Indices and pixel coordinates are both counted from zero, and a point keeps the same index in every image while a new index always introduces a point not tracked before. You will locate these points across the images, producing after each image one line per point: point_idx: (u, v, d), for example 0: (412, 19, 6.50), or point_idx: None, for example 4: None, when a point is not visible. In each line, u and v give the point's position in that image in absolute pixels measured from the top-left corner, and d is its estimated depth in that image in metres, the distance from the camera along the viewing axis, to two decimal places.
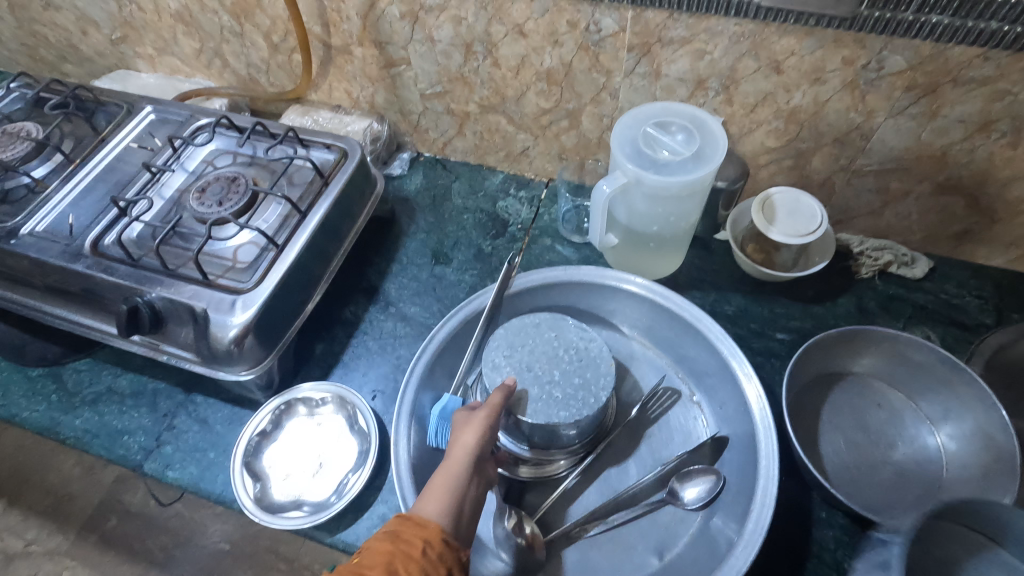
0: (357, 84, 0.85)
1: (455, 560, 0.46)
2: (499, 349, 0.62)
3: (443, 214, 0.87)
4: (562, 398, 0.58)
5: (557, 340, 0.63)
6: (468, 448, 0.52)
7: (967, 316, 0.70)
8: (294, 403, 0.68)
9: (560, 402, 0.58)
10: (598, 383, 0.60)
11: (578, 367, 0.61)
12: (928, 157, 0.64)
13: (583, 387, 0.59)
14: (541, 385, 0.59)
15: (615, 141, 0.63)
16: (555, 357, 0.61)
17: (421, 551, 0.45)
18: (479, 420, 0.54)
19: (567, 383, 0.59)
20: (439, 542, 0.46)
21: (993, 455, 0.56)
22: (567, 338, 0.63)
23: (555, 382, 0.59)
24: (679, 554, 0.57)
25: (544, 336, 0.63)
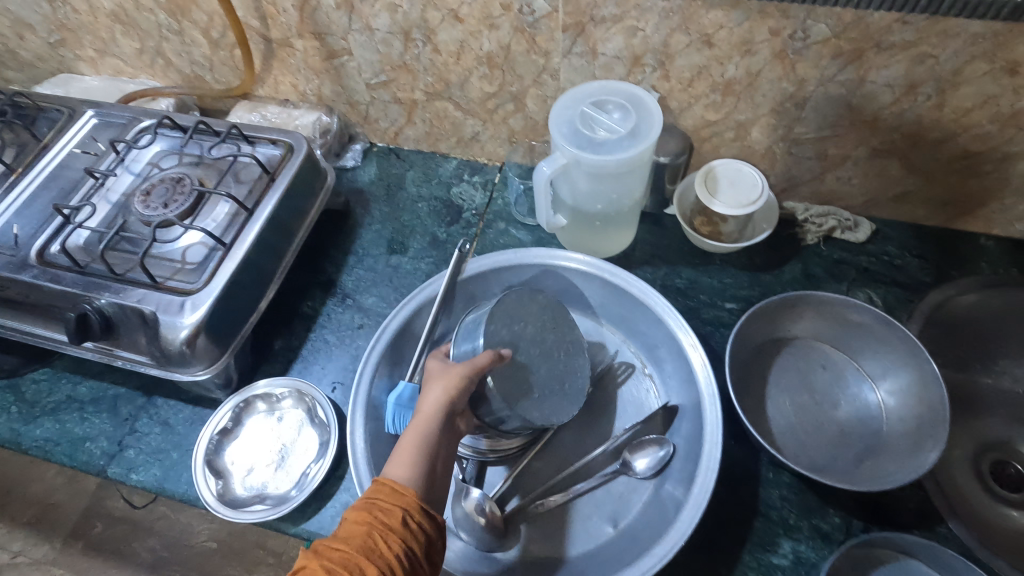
0: (301, 76, 0.85)
1: (432, 523, 0.49)
2: (502, 312, 0.62)
3: (398, 203, 0.87)
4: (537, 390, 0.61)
5: (546, 317, 0.65)
6: (437, 406, 0.53)
7: (908, 276, 0.72)
8: (253, 400, 0.69)
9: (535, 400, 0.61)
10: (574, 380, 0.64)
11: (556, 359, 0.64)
12: (861, 123, 0.65)
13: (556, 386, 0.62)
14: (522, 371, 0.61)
15: (553, 122, 0.63)
16: (545, 344, 0.63)
17: (400, 521, 0.47)
18: (455, 379, 0.55)
19: (547, 379, 0.62)
20: (417, 510, 0.48)
21: (926, 406, 0.58)
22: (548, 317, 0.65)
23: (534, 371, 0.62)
24: (633, 521, 0.59)
25: (537, 310, 0.65)
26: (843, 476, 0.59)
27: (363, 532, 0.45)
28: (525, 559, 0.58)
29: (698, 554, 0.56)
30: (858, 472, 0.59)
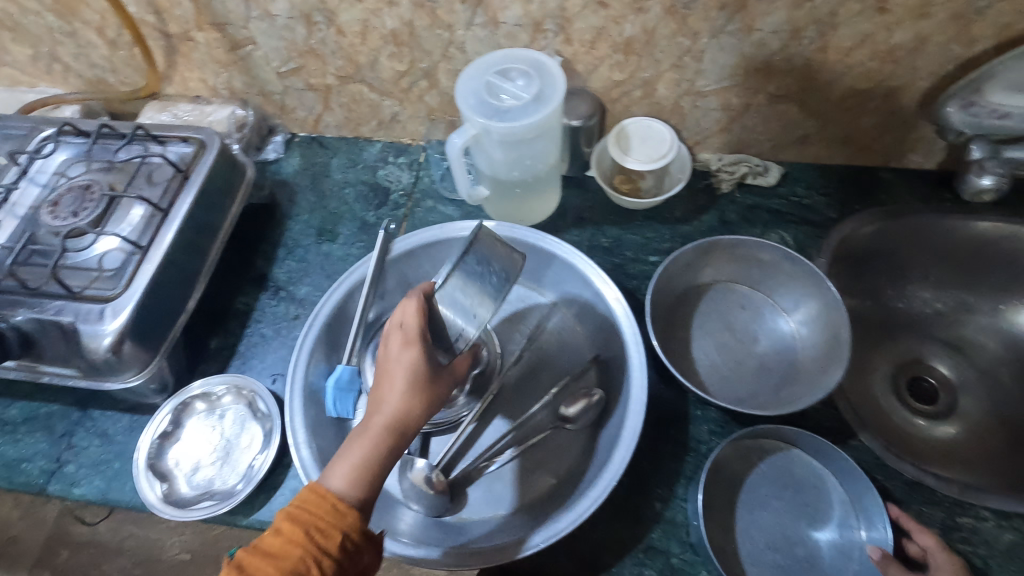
0: (209, 71, 0.83)
1: (371, 543, 0.47)
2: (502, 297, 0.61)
3: (324, 191, 0.87)
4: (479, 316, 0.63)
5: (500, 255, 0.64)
6: (412, 420, 0.50)
7: (816, 214, 0.77)
8: (191, 401, 0.69)
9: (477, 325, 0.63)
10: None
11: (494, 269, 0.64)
12: (755, 71, 0.68)
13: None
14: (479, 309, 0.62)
15: (460, 94, 0.64)
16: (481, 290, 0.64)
17: (337, 545, 0.45)
18: (436, 390, 0.52)
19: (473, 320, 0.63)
20: (357, 532, 0.46)
21: (832, 331, 0.62)
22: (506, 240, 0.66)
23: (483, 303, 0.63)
24: (572, 470, 0.62)
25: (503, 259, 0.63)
26: (763, 405, 0.63)
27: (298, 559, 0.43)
28: (474, 519, 0.61)
29: (636, 493, 0.60)
30: (777, 399, 0.63)
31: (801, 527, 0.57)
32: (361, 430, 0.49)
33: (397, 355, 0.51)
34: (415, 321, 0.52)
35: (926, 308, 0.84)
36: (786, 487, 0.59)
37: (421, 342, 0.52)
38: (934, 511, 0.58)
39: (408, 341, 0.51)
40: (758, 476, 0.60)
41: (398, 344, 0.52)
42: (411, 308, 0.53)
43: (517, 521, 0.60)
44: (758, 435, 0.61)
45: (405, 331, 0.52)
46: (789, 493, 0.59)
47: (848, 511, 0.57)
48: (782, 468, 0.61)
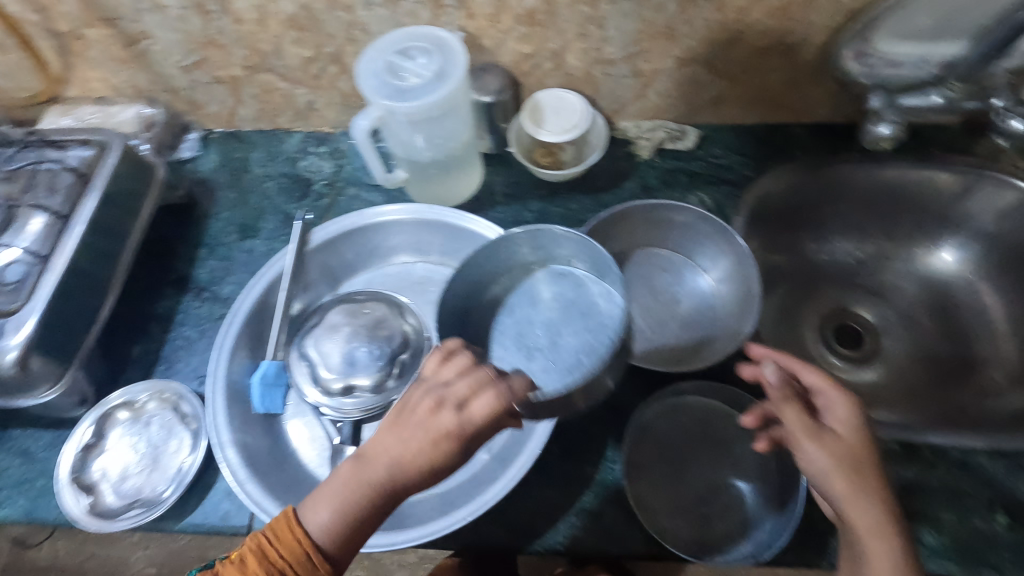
0: (108, 69, 0.79)
1: None
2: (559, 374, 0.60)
3: (244, 187, 0.84)
4: (551, 333, 0.64)
5: (595, 321, 0.63)
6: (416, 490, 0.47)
7: (733, 174, 0.78)
8: (114, 410, 0.67)
9: (525, 323, 0.66)
10: (586, 280, 0.66)
11: (597, 325, 0.63)
12: (659, 35, 0.68)
13: (562, 297, 0.66)
14: (557, 352, 0.63)
15: (360, 75, 0.62)
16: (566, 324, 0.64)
17: None
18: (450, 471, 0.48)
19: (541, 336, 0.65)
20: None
21: (747, 285, 0.64)
22: (596, 320, 0.63)
23: (573, 338, 0.63)
24: (503, 444, 0.63)
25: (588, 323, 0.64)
26: (686, 361, 0.65)
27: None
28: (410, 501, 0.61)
29: (567, 460, 0.61)
30: (700, 355, 0.65)
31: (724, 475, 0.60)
32: (362, 487, 0.46)
33: (432, 429, 0.46)
34: (479, 416, 0.46)
35: (848, 259, 0.86)
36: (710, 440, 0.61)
37: (463, 436, 0.46)
38: None
39: (453, 428, 0.45)
40: (685, 434, 0.62)
41: (443, 422, 0.46)
42: (486, 399, 0.46)
43: (451, 497, 0.60)
44: (682, 392, 0.63)
45: (461, 416, 0.45)
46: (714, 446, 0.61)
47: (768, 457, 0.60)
48: (707, 424, 0.62)
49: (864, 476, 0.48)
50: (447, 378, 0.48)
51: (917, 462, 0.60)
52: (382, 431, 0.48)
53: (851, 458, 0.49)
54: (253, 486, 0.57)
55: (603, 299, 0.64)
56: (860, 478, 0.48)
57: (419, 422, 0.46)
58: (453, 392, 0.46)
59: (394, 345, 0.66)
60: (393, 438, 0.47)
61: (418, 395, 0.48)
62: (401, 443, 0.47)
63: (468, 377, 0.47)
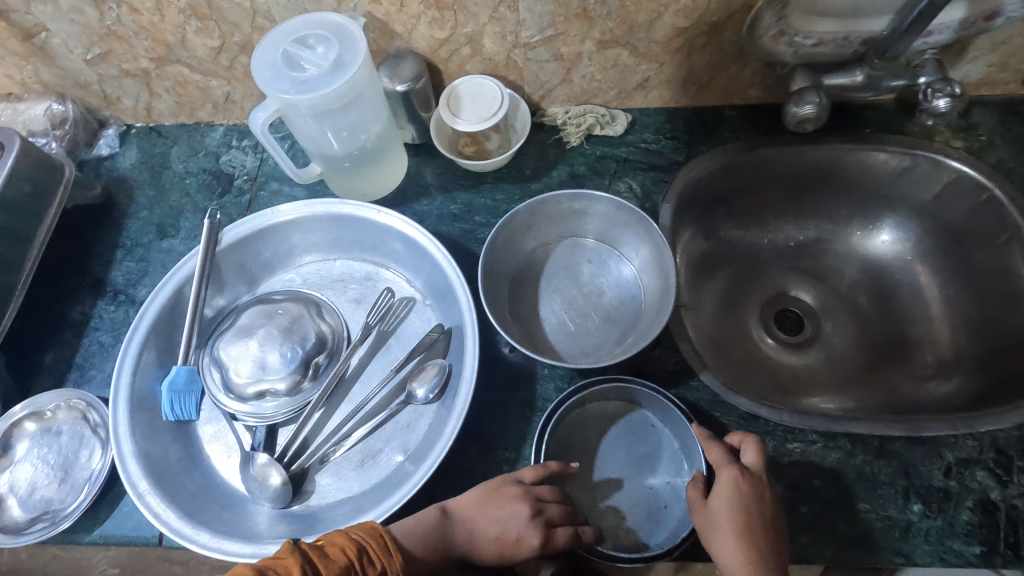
0: (11, 64, 0.76)
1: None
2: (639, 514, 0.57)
3: (164, 184, 0.81)
4: (626, 471, 0.59)
5: (655, 446, 0.60)
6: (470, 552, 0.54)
7: (662, 159, 0.76)
8: (21, 421, 0.65)
9: (606, 445, 0.60)
10: (665, 442, 0.60)
11: (664, 485, 0.58)
12: (575, 17, 0.66)
13: (642, 440, 0.60)
14: (625, 493, 0.58)
15: (255, 67, 0.59)
16: (631, 451, 0.60)
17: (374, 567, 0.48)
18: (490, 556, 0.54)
19: (613, 457, 0.60)
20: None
21: (666, 274, 0.63)
22: (660, 450, 0.60)
23: (640, 485, 0.58)
24: (418, 445, 0.61)
25: (647, 446, 0.60)
26: (607, 356, 0.63)
27: (344, 564, 0.47)
28: (323, 504, 0.60)
29: (485, 459, 0.59)
30: (620, 349, 0.63)
31: (638, 477, 0.59)
32: (442, 541, 0.53)
33: (521, 520, 0.52)
34: (560, 545, 0.52)
35: (791, 242, 0.84)
36: (633, 444, 0.60)
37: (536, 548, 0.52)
38: (767, 441, 0.59)
39: (537, 544, 0.52)
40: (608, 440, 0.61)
41: (533, 534, 0.52)
42: (567, 532, 0.53)
43: (362, 501, 0.58)
44: (601, 399, 0.62)
45: (548, 539, 0.52)
46: (635, 448, 0.60)
47: (678, 457, 0.59)
48: (629, 433, 0.61)
49: (740, 545, 0.49)
50: (542, 494, 0.54)
51: (837, 450, 0.58)
52: (468, 498, 0.55)
53: (726, 527, 0.50)
54: (154, 496, 0.56)
55: (670, 467, 0.59)
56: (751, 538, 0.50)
57: (514, 520, 0.52)
58: (549, 512, 0.53)
59: (308, 347, 0.64)
60: (484, 502, 0.54)
61: (518, 504, 0.53)
62: (486, 526, 0.53)
63: (561, 506, 0.54)
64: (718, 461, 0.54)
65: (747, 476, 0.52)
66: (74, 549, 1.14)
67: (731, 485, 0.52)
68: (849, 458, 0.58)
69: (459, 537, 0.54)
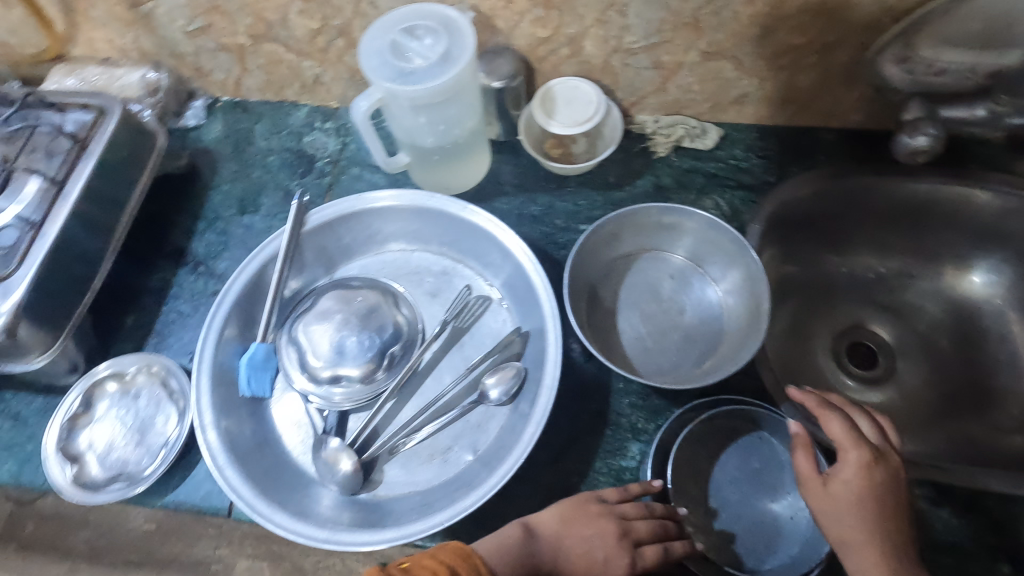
0: (113, 30, 0.77)
1: None
2: (760, 534, 0.56)
3: (247, 159, 0.82)
4: (745, 489, 0.58)
5: (769, 463, 0.59)
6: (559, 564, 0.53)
7: (752, 178, 0.74)
8: (102, 381, 0.67)
9: (720, 463, 0.59)
10: (777, 455, 0.59)
11: (785, 501, 0.57)
12: (684, 26, 0.64)
13: (754, 458, 0.59)
14: (744, 513, 0.57)
15: (363, 54, 0.59)
16: (747, 469, 0.59)
17: None
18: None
19: (728, 475, 0.59)
20: None
21: (756, 301, 0.61)
22: (775, 465, 0.59)
23: (761, 504, 0.57)
24: (490, 447, 0.61)
25: (761, 463, 0.59)
26: (686, 377, 0.62)
27: None
28: (391, 496, 0.60)
29: (554, 468, 0.59)
30: (699, 371, 0.62)
31: (757, 495, 0.57)
32: (528, 559, 0.52)
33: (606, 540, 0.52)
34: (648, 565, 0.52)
35: (870, 273, 0.81)
36: (748, 460, 0.59)
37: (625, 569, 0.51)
38: None
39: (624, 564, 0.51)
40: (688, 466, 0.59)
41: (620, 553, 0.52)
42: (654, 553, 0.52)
43: (430, 498, 0.59)
44: (712, 417, 0.60)
45: (636, 559, 0.51)
46: (749, 465, 0.59)
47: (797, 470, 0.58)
48: (742, 451, 0.59)
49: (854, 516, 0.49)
50: (626, 511, 0.54)
51: (922, 499, 0.56)
52: (553, 515, 0.54)
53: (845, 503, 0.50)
54: (232, 470, 0.57)
55: (790, 481, 0.58)
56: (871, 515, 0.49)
57: (599, 539, 0.52)
58: (636, 531, 0.52)
59: (385, 337, 0.64)
60: (572, 516, 0.53)
61: (607, 523, 0.52)
62: (574, 547, 0.53)
63: (649, 522, 0.53)
64: (844, 437, 0.51)
65: (879, 462, 0.50)
66: None
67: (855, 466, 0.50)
68: (934, 509, 0.56)
69: (545, 552, 0.53)
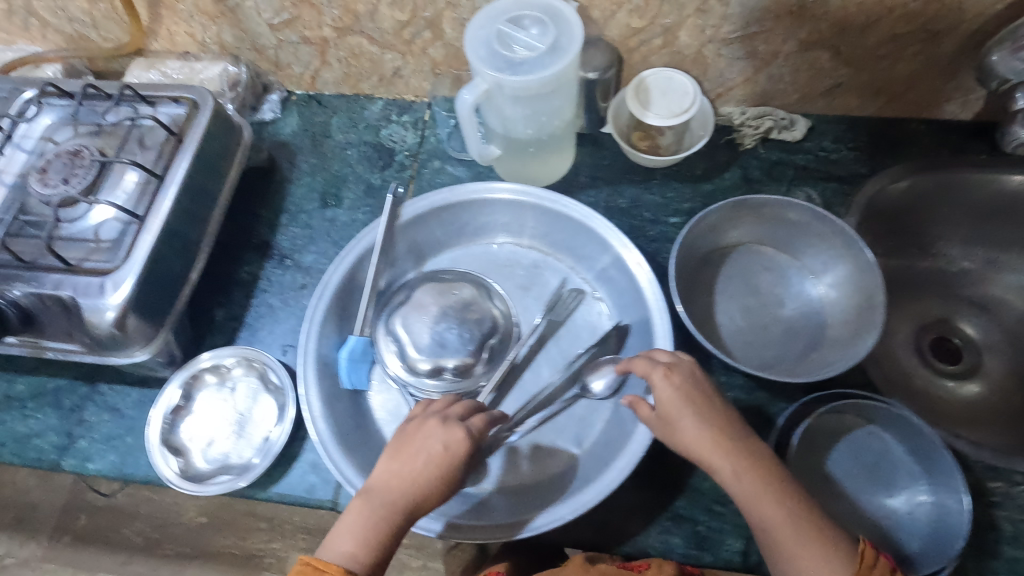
0: (196, 24, 0.77)
1: None
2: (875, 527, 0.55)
3: (326, 152, 0.82)
4: (858, 484, 0.58)
5: (881, 459, 0.59)
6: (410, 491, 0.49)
7: (844, 170, 0.73)
8: (201, 373, 0.67)
9: (832, 458, 0.59)
10: (891, 451, 0.58)
11: (902, 496, 0.56)
12: (787, 15, 0.63)
13: (865, 453, 0.59)
14: (860, 508, 0.57)
15: (468, 45, 0.59)
16: (858, 464, 0.59)
17: None
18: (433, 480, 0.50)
19: (840, 469, 0.58)
20: None
21: (865, 294, 0.61)
22: (889, 459, 0.58)
23: (876, 499, 0.57)
24: (596, 440, 0.61)
25: (873, 458, 0.59)
26: (791, 370, 0.62)
27: None
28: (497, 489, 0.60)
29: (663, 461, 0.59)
30: (804, 365, 0.62)
31: (871, 490, 0.57)
32: (381, 509, 0.49)
33: (434, 433, 0.52)
34: (480, 429, 0.54)
35: (954, 267, 0.80)
36: (860, 455, 0.59)
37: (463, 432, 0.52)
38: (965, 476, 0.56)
39: (463, 436, 0.52)
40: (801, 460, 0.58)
41: (453, 433, 0.52)
42: (478, 419, 0.54)
43: (538, 491, 0.59)
44: (824, 413, 0.59)
45: (466, 427, 0.53)
46: (861, 460, 0.59)
47: (915, 467, 0.57)
48: (853, 446, 0.59)
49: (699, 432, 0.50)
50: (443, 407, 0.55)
51: None
52: (383, 470, 0.51)
53: (684, 419, 0.50)
54: (344, 462, 0.57)
55: (905, 475, 0.57)
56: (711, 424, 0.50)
57: (427, 438, 0.51)
58: (452, 411, 0.54)
59: (484, 329, 0.64)
60: (399, 446, 0.52)
61: (429, 425, 0.52)
62: (407, 470, 0.50)
63: (465, 404, 0.56)
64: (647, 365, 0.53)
65: (676, 369, 0.52)
66: (165, 493, 1.25)
67: (665, 383, 0.51)
68: None
69: (393, 495, 0.49)
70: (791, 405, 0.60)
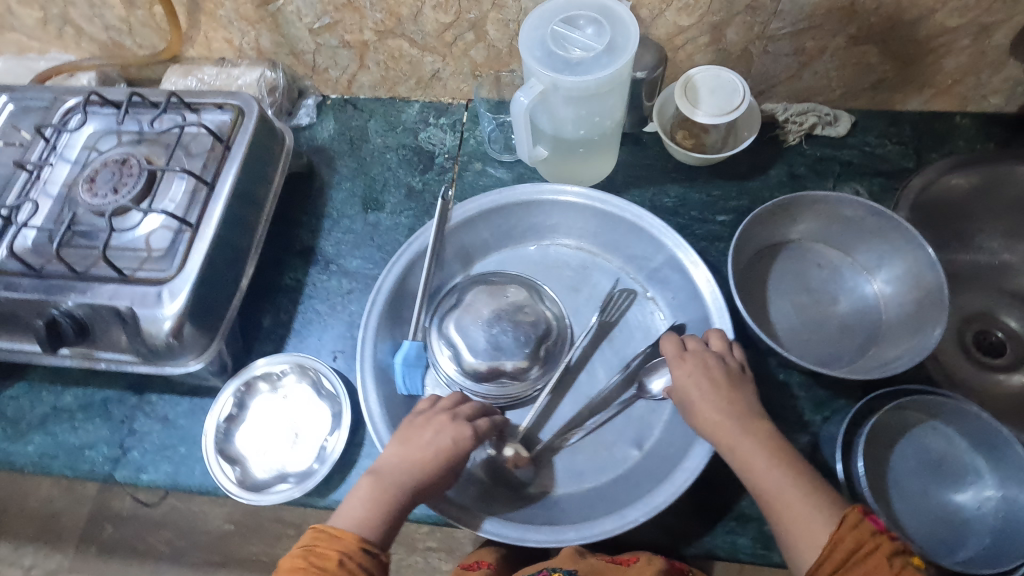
0: (234, 29, 0.77)
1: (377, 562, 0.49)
2: (943, 525, 0.55)
3: (364, 156, 0.82)
4: (923, 480, 0.57)
5: (945, 455, 0.58)
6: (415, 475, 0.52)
7: (891, 165, 0.73)
8: (254, 382, 0.67)
9: (897, 455, 0.58)
10: (955, 447, 0.58)
11: (969, 492, 0.56)
12: (838, 10, 0.63)
13: (928, 450, 0.59)
14: (926, 504, 0.56)
15: (523, 46, 0.59)
16: (922, 460, 0.58)
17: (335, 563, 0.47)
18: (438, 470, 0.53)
19: (905, 465, 0.58)
20: (359, 552, 0.48)
21: (924, 289, 0.60)
22: (953, 456, 0.58)
23: (941, 495, 0.57)
24: (657, 441, 0.61)
25: (936, 454, 0.58)
26: (850, 367, 0.62)
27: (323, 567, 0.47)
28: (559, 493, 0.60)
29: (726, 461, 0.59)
30: (863, 361, 0.62)
31: (936, 486, 0.57)
32: (386, 489, 0.51)
33: (439, 427, 0.54)
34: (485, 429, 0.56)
35: (994, 261, 0.80)
36: (924, 452, 0.58)
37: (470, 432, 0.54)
38: None
39: (469, 434, 0.54)
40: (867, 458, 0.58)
41: (460, 428, 0.54)
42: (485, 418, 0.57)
43: (601, 494, 0.59)
44: (889, 409, 0.58)
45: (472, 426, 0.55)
46: (924, 456, 0.58)
47: (980, 463, 0.57)
48: (916, 443, 0.59)
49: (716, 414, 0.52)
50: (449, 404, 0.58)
51: None
52: (391, 453, 0.54)
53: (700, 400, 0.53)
54: None
55: (969, 471, 0.57)
56: (726, 408, 0.52)
57: (433, 432, 0.54)
58: (461, 410, 0.56)
59: (540, 332, 0.64)
60: (406, 433, 0.55)
61: (436, 418, 0.55)
62: (416, 454, 0.52)
63: (470, 404, 0.58)
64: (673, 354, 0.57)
65: (693, 357, 0.56)
66: (192, 502, 1.24)
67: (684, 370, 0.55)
68: None
69: (400, 477, 0.52)
70: (853, 402, 0.60)
